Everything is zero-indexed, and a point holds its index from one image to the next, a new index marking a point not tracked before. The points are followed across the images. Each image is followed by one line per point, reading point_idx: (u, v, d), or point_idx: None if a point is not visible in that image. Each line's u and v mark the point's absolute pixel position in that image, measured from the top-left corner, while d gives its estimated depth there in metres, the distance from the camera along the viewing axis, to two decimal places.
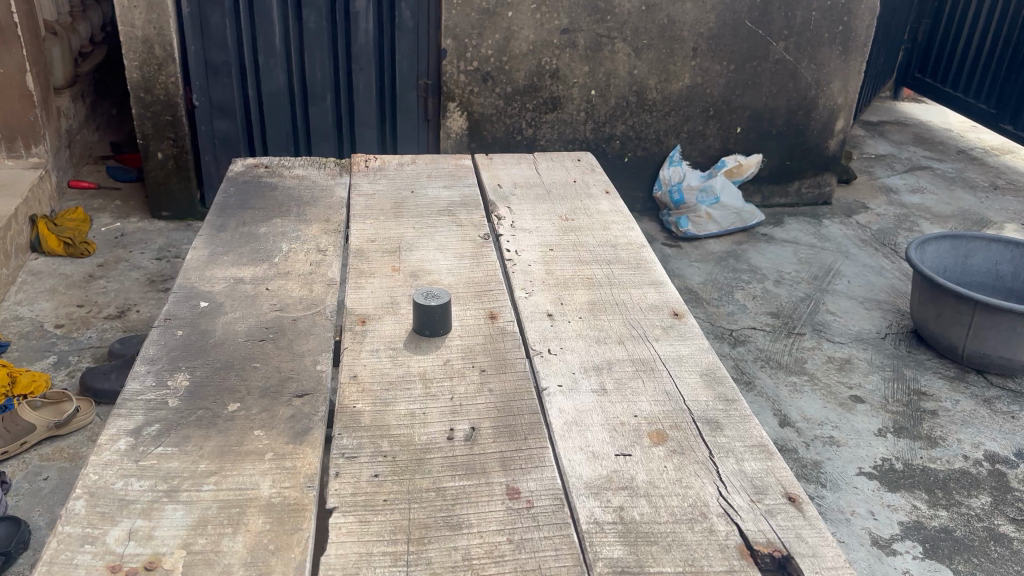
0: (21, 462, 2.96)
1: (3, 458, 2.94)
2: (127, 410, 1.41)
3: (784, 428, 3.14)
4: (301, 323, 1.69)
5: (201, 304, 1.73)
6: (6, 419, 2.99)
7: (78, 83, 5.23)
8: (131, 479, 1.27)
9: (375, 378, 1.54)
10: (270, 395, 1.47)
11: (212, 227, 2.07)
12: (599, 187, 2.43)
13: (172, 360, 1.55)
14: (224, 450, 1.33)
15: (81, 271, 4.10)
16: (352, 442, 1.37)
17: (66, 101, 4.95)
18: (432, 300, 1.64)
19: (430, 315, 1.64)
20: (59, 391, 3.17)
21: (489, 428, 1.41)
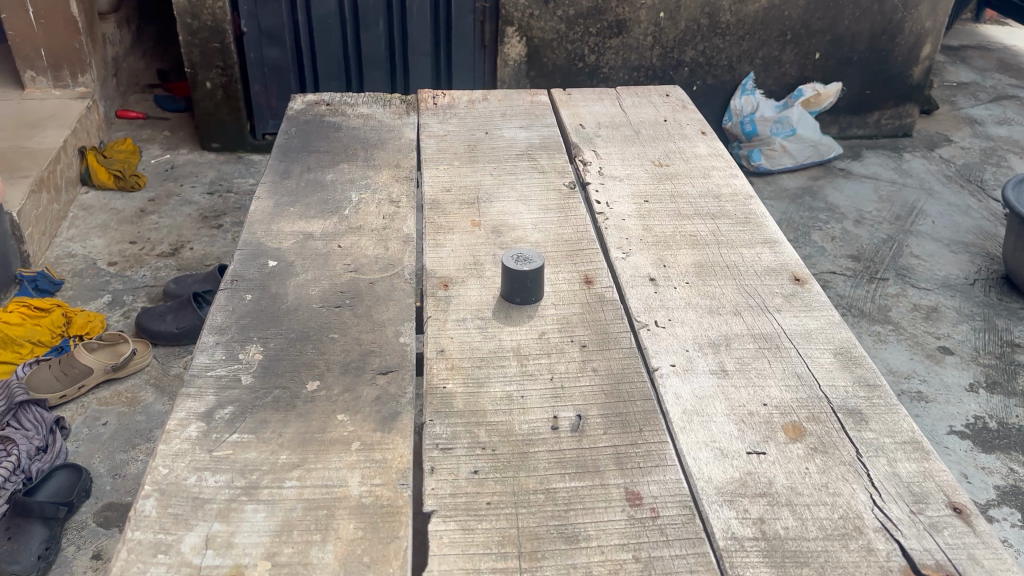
0: (79, 406, 2.91)
1: (62, 402, 2.89)
2: (196, 389, 1.27)
3: None
4: (379, 287, 1.53)
5: (269, 263, 1.58)
6: (63, 361, 2.93)
7: (122, 7, 5.03)
8: (205, 473, 1.13)
9: (465, 354, 1.38)
10: (352, 371, 1.32)
11: (275, 173, 1.92)
12: (692, 127, 2.22)
13: (242, 329, 1.41)
14: (306, 439, 1.19)
15: (132, 206, 4.00)
16: (446, 431, 1.22)
17: (110, 26, 4.78)
18: (527, 266, 1.46)
19: (525, 282, 1.46)
20: (114, 332, 3.09)
21: (598, 416, 1.25)
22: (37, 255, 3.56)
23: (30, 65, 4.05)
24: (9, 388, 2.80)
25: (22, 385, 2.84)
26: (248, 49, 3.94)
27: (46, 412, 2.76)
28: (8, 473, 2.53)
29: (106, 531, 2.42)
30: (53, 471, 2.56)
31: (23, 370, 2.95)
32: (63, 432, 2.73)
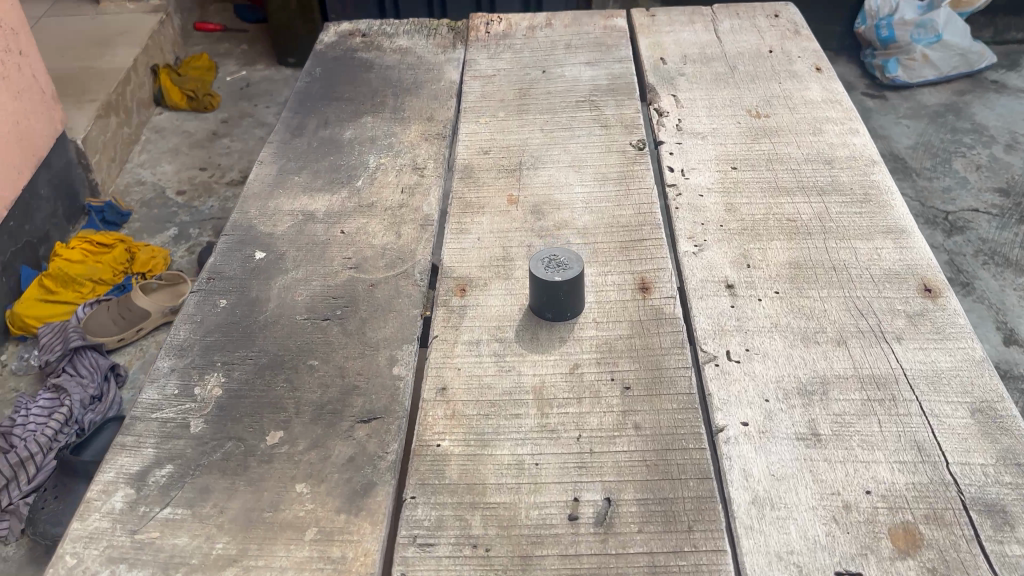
0: (139, 350, 2.68)
1: (119, 345, 2.65)
2: (133, 438, 1.02)
3: (1007, 349, 2.36)
4: (380, 292, 1.22)
5: (256, 255, 1.31)
6: (120, 303, 2.69)
7: None
8: (120, 567, 0.88)
9: (472, 394, 1.07)
10: (326, 420, 1.04)
11: (288, 128, 1.63)
12: (804, 62, 1.77)
13: (205, 350, 1.14)
14: (250, 521, 0.93)
15: (204, 129, 3.80)
16: (430, 516, 0.93)
17: None
18: (563, 276, 1.12)
19: (559, 296, 1.12)
20: (175, 272, 2.85)
21: (635, 502, 0.93)
22: (106, 182, 3.33)
23: None
24: (65, 331, 2.57)
25: (79, 328, 2.60)
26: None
27: (103, 357, 2.54)
28: (59, 425, 2.28)
29: None
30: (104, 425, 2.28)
31: (82, 310, 2.68)
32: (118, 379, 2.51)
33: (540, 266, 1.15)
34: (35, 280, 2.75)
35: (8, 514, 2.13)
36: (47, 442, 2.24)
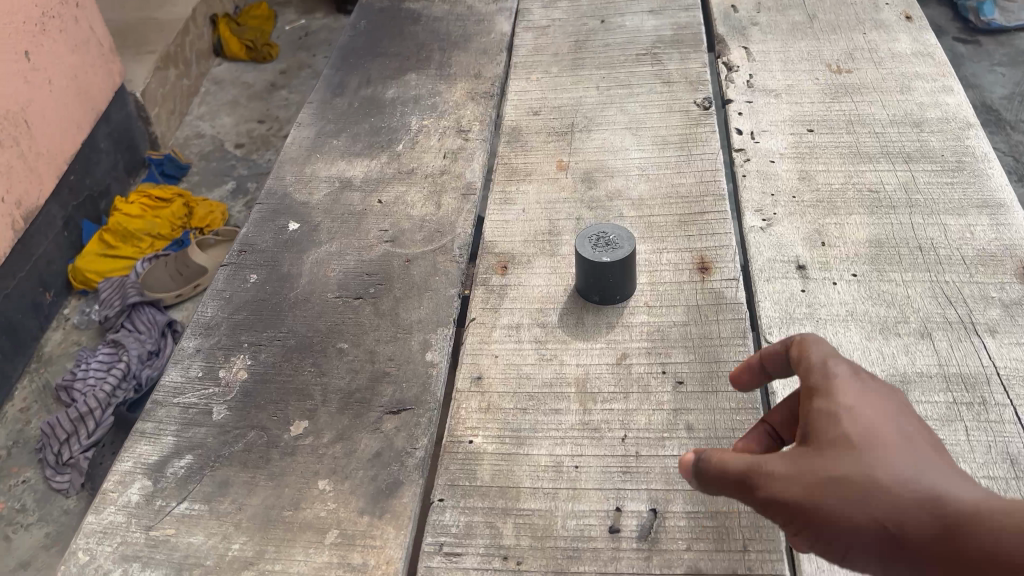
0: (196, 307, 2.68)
1: (177, 302, 2.64)
2: (154, 425, 0.97)
3: None
4: (415, 270, 1.15)
5: (289, 226, 1.24)
6: (177, 259, 2.67)
7: None
8: (132, 567, 0.84)
9: (509, 385, 0.99)
10: (353, 410, 0.97)
11: (329, 87, 1.54)
12: (892, 9, 1.59)
13: (232, 329, 1.08)
14: (269, 519, 0.87)
15: (262, 80, 3.75)
16: (458, 522, 0.86)
17: None
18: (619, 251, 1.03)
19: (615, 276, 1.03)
20: (231, 228, 2.80)
21: (685, 516, 0.84)
22: (166, 135, 3.32)
23: None
24: (123, 287, 2.55)
25: (137, 283, 2.58)
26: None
27: (161, 313, 2.51)
28: (118, 380, 2.25)
29: None
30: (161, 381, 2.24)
31: (140, 265, 2.65)
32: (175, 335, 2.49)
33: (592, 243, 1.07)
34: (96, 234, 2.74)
35: (69, 468, 2.10)
36: (106, 398, 2.19)
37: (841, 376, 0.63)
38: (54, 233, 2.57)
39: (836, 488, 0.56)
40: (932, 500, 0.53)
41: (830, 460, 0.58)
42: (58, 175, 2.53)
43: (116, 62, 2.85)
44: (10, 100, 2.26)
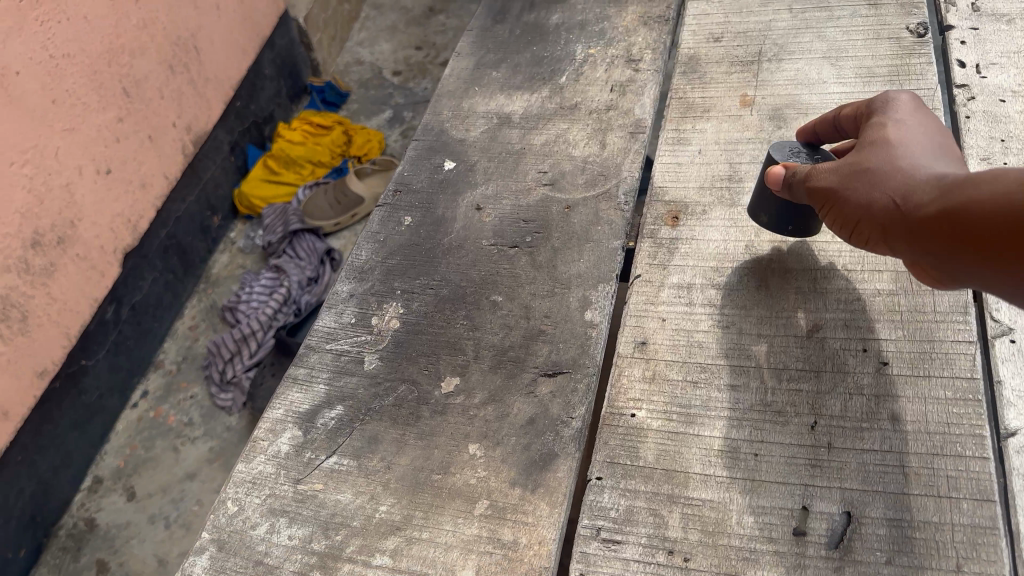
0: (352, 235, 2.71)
1: (336, 229, 2.68)
2: (306, 371, 0.94)
3: None
4: (577, 216, 1.05)
5: (445, 165, 1.17)
6: (336, 187, 2.69)
7: None
8: (280, 521, 0.81)
9: (678, 353, 0.89)
10: (506, 369, 0.90)
11: (490, 12, 1.44)
12: None
13: (385, 275, 1.03)
14: (417, 482, 0.82)
15: (421, 4, 3.69)
16: (620, 505, 0.78)
17: None
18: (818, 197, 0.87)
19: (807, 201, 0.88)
20: (387, 158, 2.78)
21: (885, 524, 0.73)
22: (327, 62, 3.36)
23: None
24: (286, 215, 2.64)
25: (299, 211, 2.65)
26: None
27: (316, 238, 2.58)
28: (279, 305, 2.33)
29: None
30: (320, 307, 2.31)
31: (302, 193, 2.73)
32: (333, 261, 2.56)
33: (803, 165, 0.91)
34: (260, 160, 2.82)
35: (232, 387, 2.21)
36: (268, 321, 2.28)
37: (896, 98, 0.84)
38: (221, 157, 2.65)
39: (859, 158, 0.78)
40: (938, 180, 0.70)
41: (870, 157, 0.77)
42: (224, 101, 2.60)
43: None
44: (181, 25, 2.31)
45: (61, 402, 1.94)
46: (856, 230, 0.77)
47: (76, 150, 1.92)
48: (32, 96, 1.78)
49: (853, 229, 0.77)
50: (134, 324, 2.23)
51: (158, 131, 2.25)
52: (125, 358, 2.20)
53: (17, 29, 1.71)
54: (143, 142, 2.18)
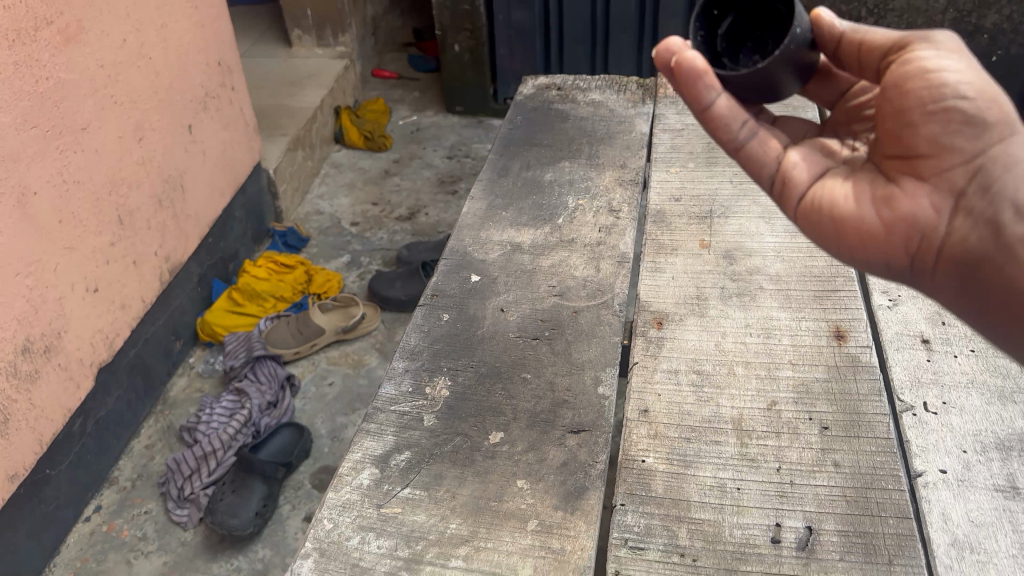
0: (311, 363, 2.85)
1: (296, 358, 2.84)
2: (376, 426, 1.16)
3: None
4: (583, 319, 1.34)
5: (472, 278, 1.45)
6: (298, 319, 2.88)
7: None
8: (368, 535, 1.00)
9: (672, 419, 1.15)
10: (539, 427, 1.15)
11: (493, 169, 1.78)
12: None
13: (434, 356, 1.28)
14: (478, 507, 1.04)
15: (377, 167, 3.95)
16: (639, 524, 1.01)
17: None
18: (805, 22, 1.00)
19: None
20: (348, 294, 3.00)
21: (836, 534, 0.98)
22: (289, 211, 3.60)
23: (297, 24, 4.11)
24: (249, 342, 2.77)
25: (261, 339, 2.81)
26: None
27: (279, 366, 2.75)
28: (239, 426, 2.46)
29: (319, 496, 2.37)
30: (279, 427, 2.50)
31: (264, 323, 2.91)
32: (292, 388, 2.68)
33: (748, 61, 1.06)
34: (225, 293, 3.00)
35: (189, 503, 2.29)
36: (228, 440, 2.42)
37: None
38: (190, 286, 2.84)
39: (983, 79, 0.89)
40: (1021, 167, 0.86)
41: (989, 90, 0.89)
42: (199, 236, 2.83)
43: (255, 137, 3.20)
44: (172, 165, 2.58)
45: (21, 507, 2.00)
46: (945, 110, 0.86)
47: (73, 267, 2.10)
48: (43, 214, 1.99)
49: (946, 103, 0.86)
50: (96, 438, 2.33)
51: (141, 257, 2.45)
52: (83, 470, 2.28)
53: (40, 154, 1.95)
54: (128, 265, 2.38)
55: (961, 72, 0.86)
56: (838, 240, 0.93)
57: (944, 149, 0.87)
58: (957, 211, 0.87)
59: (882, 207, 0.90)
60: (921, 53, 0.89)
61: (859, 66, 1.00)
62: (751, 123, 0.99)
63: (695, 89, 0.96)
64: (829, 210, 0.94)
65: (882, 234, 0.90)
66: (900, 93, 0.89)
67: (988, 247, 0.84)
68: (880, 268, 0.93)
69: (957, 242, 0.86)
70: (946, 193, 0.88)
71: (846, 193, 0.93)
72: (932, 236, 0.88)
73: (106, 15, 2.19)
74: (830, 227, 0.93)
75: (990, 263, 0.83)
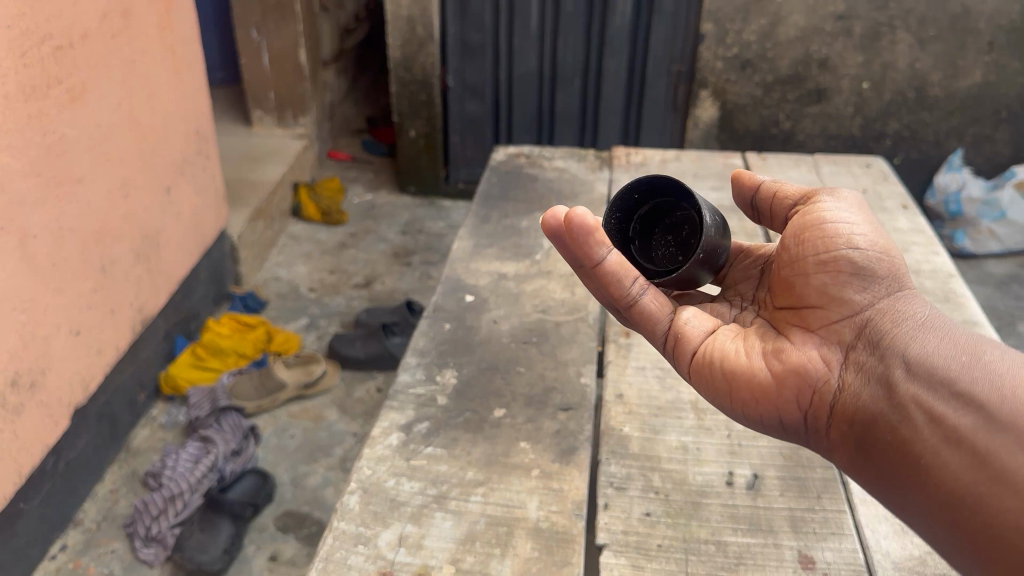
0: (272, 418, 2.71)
1: (256, 413, 2.70)
2: (398, 403, 1.38)
3: None
4: (564, 329, 1.60)
5: (466, 297, 1.70)
6: (260, 373, 2.74)
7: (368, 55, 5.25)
8: (402, 478, 1.22)
9: (643, 402, 1.41)
10: (535, 405, 1.39)
11: (477, 217, 2.05)
12: (893, 200, 2.20)
13: (440, 354, 1.51)
14: (490, 459, 1.26)
15: (334, 239, 3.76)
16: (621, 471, 1.25)
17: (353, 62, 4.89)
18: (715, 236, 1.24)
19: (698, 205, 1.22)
20: (310, 351, 2.86)
21: (775, 478, 1.24)
22: (248, 276, 3.38)
23: None
24: (213, 394, 2.64)
25: (225, 391, 2.66)
26: (449, 72, 3.59)
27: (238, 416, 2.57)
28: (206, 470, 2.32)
29: (284, 537, 2.28)
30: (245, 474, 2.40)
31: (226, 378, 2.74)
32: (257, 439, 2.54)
33: (662, 241, 1.34)
34: (188, 349, 2.83)
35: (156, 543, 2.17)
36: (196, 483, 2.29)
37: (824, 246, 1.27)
38: (157, 339, 2.70)
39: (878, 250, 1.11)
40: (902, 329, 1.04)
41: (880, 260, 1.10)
42: (170, 291, 2.73)
43: (224, 206, 3.15)
44: (151, 226, 2.55)
45: None
46: (836, 270, 1.08)
47: (61, 309, 2.07)
48: (40, 258, 2.00)
49: (835, 264, 1.08)
50: (66, 479, 2.22)
51: (118, 307, 2.38)
52: (53, 509, 2.16)
53: (36, 202, 1.96)
54: (106, 313, 2.32)
55: (856, 234, 1.09)
56: (731, 391, 1.08)
57: (831, 304, 1.07)
58: (846, 365, 1.03)
59: (775, 358, 1.08)
60: (820, 213, 1.12)
61: (768, 207, 1.29)
62: (640, 280, 1.15)
63: (589, 243, 1.12)
64: (725, 361, 1.10)
65: (775, 383, 1.06)
66: (799, 242, 1.12)
67: (873, 402, 0.98)
68: (776, 420, 1.08)
69: (843, 393, 1.01)
70: (833, 352, 1.06)
71: (740, 346, 1.11)
72: (822, 387, 1.04)
73: (107, 82, 2.26)
74: (723, 380, 1.10)
75: (872, 415, 0.97)
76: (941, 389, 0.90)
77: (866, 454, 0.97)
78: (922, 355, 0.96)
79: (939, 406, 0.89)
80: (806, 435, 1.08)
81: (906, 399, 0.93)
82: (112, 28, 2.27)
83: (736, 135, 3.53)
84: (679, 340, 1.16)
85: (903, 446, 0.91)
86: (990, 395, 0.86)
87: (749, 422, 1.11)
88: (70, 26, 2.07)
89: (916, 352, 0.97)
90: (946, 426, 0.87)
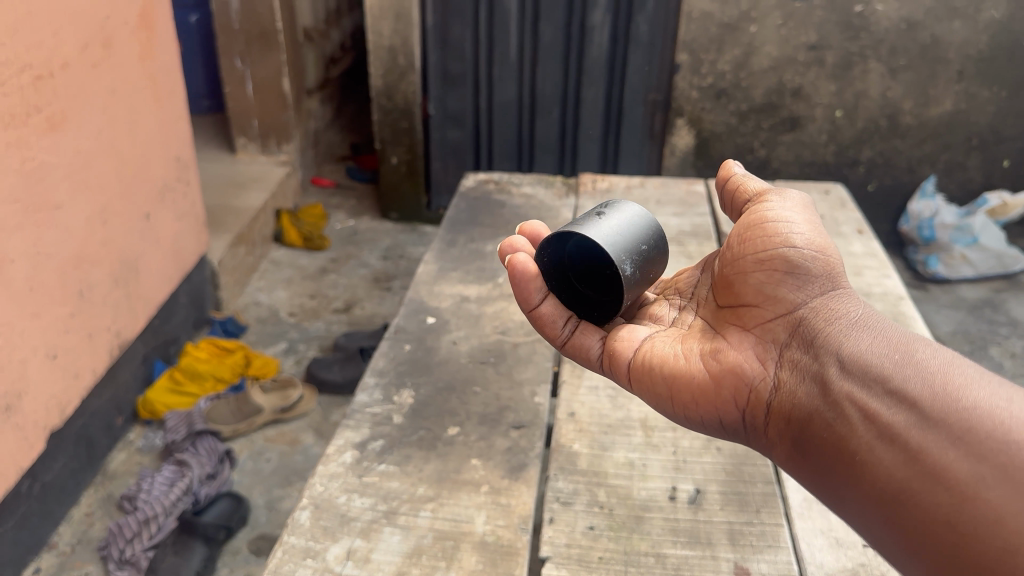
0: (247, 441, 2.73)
1: (231, 437, 2.71)
2: (354, 421, 1.42)
3: None
4: (521, 350, 1.64)
5: (428, 320, 1.74)
6: (236, 399, 2.77)
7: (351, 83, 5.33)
8: (353, 495, 1.25)
9: (594, 420, 1.45)
10: (489, 423, 1.43)
11: (443, 241, 2.10)
12: (850, 225, 2.27)
13: (399, 375, 1.55)
14: (441, 476, 1.30)
15: (315, 264, 3.80)
16: (568, 487, 1.29)
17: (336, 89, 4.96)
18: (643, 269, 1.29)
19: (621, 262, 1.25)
20: (287, 375, 2.89)
21: (716, 493, 1.28)
22: (228, 301, 3.41)
23: None
24: (190, 417, 2.66)
25: (202, 415, 2.68)
26: (430, 100, 3.65)
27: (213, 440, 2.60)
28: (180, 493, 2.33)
29: (257, 560, 2.28)
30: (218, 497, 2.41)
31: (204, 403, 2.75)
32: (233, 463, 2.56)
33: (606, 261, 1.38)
34: (166, 373, 2.85)
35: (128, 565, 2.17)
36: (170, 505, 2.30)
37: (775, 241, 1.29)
38: (134, 363, 2.73)
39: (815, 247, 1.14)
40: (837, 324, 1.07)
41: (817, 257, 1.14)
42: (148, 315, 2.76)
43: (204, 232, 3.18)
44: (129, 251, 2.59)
45: None
46: (774, 270, 1.10)
47: (37, 333, 2.10)
48: (17, 282, 2.03)
49: (772, 263, 1.11)
50: (41, 501, 2.23)
51: (95, 331, 2.41)
52: (26, 531, 2.17)
53: (14, 226, 2.00)
54: (83, 337, 2.34)
55: (796, 234, 1.12)
56: (672, 394, 1.12)
57: (768, 304, 1.11)
58: (782, 364, 1.06)
59: (714, 359, 1.11)
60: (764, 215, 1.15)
61: (730, 201, 1.30)
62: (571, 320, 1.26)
63: (525, 292, 1.23)
64: (666, 365, 1.14)
65: (712, 383, 1.09)
66: (741, 241, 1.16)
67: (808, 399, 1.00)
68: (717, 420, 1.11)
69: (779, 391, 1.04)
70: (768, 352, 1.09)
71: (679, 350, 1.15)
72: (758, 386, 1.07)
73: (87, 111, 2.30)
74: (664, 387, 1.13)
75: (808, 413, 0.99)
76: (874, 387, 0.92)
77: (803, 452, 0.99)
78: (855, 352, 0.98)
79: (872, 404, 0.91)
80: (745, 434, 1.10)
81: (843, 397, 0.95)
82: (92, 58, 2.32)
83: (711, 162, 3.61)
84: (615, 353, 1.20)
85: (840, 444, 0.93)
86: (921, 392, 0.88)
87: (690, 423, 1.14)
88: (51, 56, 2.12)
89: (849, 349, 0.99)
90: (881, 424, 0.89)
